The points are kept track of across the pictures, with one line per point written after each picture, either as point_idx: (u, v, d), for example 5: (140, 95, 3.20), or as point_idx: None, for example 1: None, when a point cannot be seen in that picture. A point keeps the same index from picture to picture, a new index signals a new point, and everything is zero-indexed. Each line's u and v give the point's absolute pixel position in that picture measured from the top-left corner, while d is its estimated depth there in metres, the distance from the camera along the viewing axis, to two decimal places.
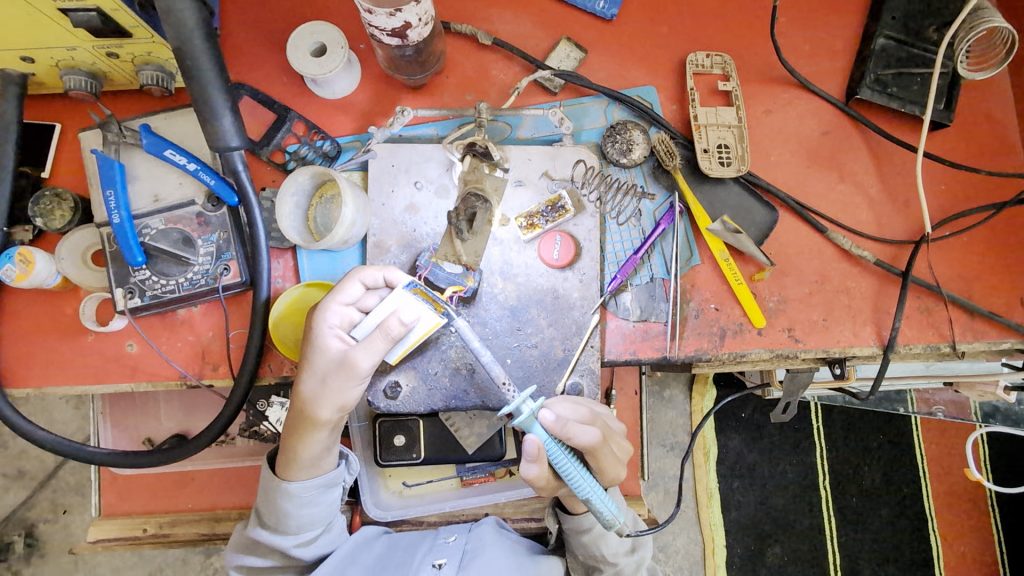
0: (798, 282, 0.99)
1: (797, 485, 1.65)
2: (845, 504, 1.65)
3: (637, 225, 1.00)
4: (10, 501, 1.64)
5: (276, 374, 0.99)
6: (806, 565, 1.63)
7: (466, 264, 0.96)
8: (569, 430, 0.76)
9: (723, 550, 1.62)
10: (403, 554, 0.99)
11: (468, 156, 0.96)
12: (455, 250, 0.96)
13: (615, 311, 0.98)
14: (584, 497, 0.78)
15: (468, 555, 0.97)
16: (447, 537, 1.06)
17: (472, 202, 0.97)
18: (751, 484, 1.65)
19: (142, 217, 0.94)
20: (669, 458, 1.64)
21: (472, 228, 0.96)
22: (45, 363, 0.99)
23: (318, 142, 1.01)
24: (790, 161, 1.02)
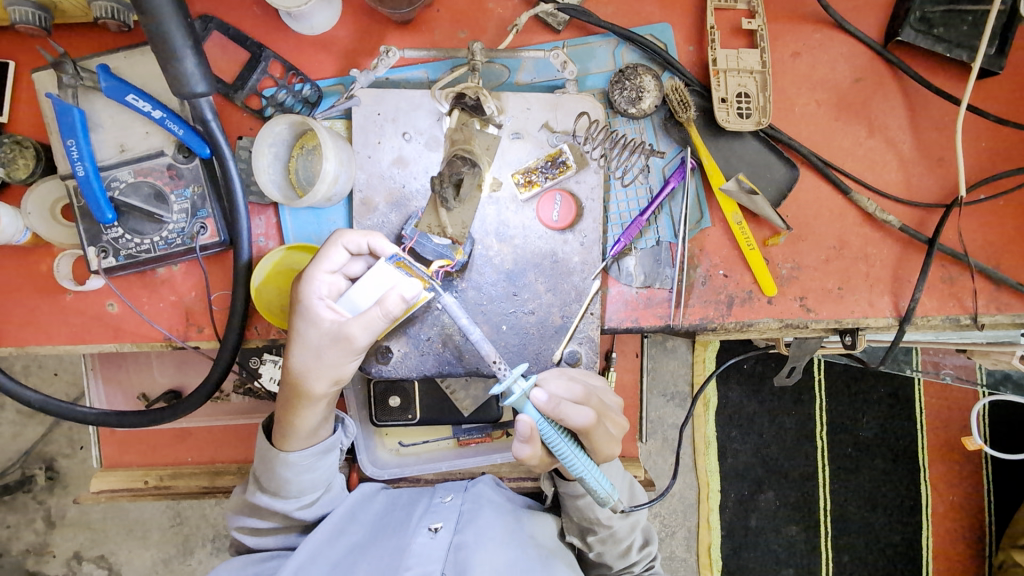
0: (815, 247, 0.92)
1: (794, 436, 1.65)
2: (841, 455, 1.65)
3: (644, 183, 0.92)
4: (28, 437, 1.68)
5: (263, 336, 0.96)
6: (797, 512, 1.66)
7: (452, 236, 0.89)
8: (563, 410, 0.73)
9: (717, 495, 1.65)
10: (398, 517, 0.95)
11: (456, 109, 0.88)
12: (440, 220, 0.89)
13: (617, 277, 0.92)
14: (579, 475, 0.76)
15: (464, 520, 0.93)
16: (443, 496, 1.01)
17: (459, 165, 0.89)
18: (749, 434, 1.65)
19: (109, 169, 0.87)
20: (669, 407, 1.64)
21: (458, 196, 0.89)
22: (24, 322, 0.95)
23: (297, 85, 0.92)
24: (817, 113, 0.93)
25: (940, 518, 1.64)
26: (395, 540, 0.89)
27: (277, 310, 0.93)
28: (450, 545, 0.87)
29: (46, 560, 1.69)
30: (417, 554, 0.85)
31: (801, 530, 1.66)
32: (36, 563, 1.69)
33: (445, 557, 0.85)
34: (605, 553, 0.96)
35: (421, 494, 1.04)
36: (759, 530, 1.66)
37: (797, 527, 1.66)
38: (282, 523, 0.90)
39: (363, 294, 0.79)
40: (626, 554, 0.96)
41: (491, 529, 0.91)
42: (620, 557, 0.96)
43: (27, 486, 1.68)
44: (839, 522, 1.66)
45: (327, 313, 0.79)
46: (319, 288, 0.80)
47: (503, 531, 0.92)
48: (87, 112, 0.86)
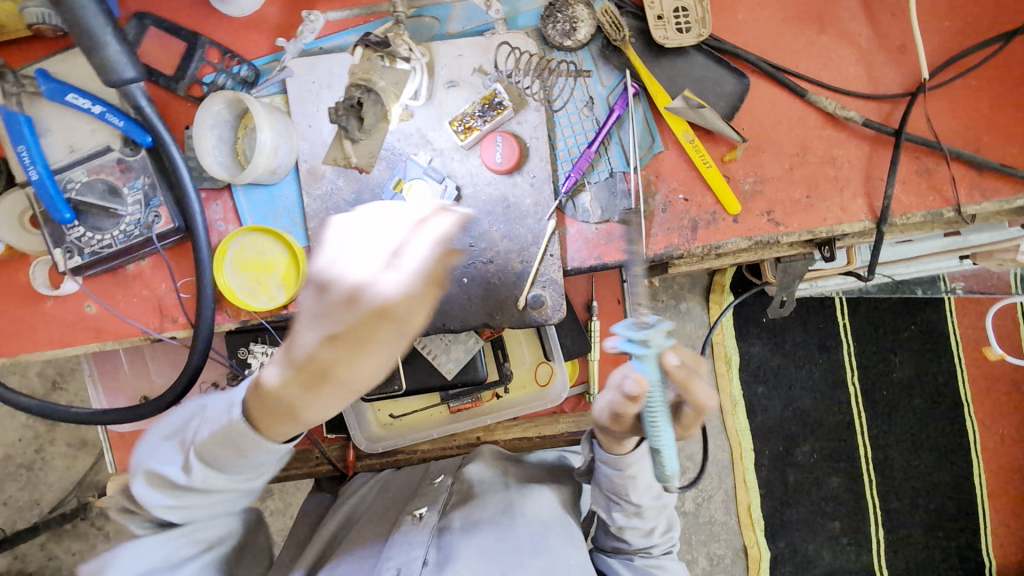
0: (777, 158, 0.88)
1: (825, 384, 1.58)
2: (875, 398, 1.58)
3: (589, 116, 0.89)
4: (79, 467, 1.73)
5: (234, 321, 0.96)
6: (835, 460, 1.59)
7: (357, 166, 0.90)
8: (696, 385, 0.70)
9: (751, 453, 1.58)
10: (392, 506, 1.02)
11: (360, 45, 0.87)
12: (345, 152, 0.90)
13: (574, 215, 0.90)
14: (656, 447, 0.68)
15: (454, 502, 0.97)
16: (436, 479, 1.04)
17: (353, 91, 0.88)
18: (776, 387, 1.58)
19: (63, 171, 0.89)
20: None
21: (363, 128, 0.89)
22: (12, 334, 0.98)
23: (234, 67, 0.94)
24: (763, 18, 0.88)
25: (991, 451, 1.58)
26: (382, 530, 0.95)
27: (242, 291, 0.93)
28: (434, 531, 0.92)
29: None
30: (398, 544, 0.90)
31: (843, 480, 1.59)
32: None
33: (428, 544, 0.90)
34: (628, 529, 0.92)
35: (421, 475, 1.09)
36: (799, 484, 1.59)
37: (839, 477, 1.59)
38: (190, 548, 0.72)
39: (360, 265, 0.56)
40: (650, 534, 0.93)
41: (481, 509, 0.95)
42: (643, 536, 0.93)
43: (84, 513, 1.74)
44: (885, 470, 1.59)
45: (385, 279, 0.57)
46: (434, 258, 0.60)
47: (492, 506, 0.95)
48: (35, 118, 0.89)
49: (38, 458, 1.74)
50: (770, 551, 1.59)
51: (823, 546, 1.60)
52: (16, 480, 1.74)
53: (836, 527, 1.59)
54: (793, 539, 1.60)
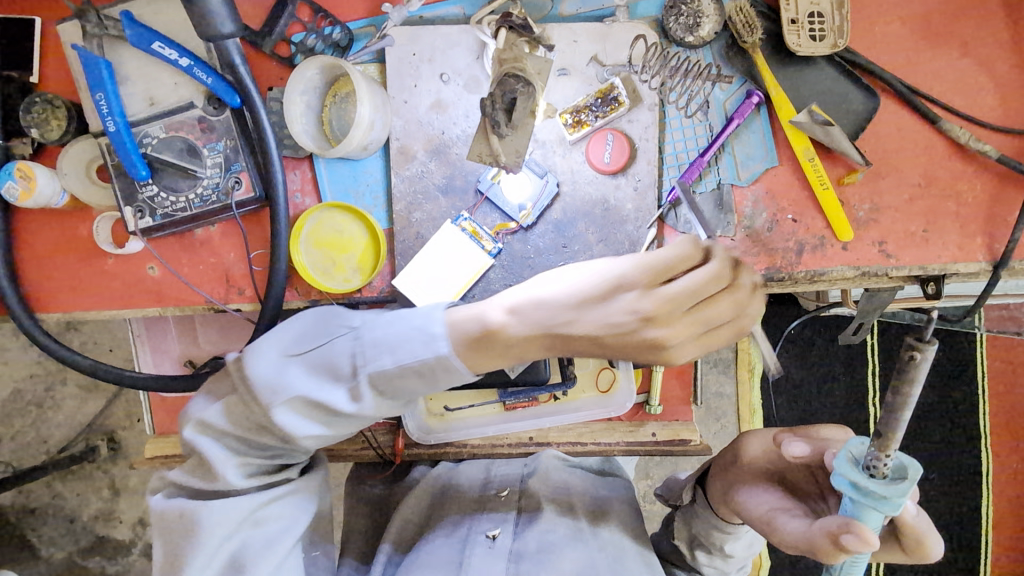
0: (897, 185, 0.83)
1: (847, 402, 1.56)
2: (899, 424, 1.55)
3: (702, 121, 0.84)
4: (89, 410, 1.69)
5: (303, 299, 0.92)
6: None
7: (505, 164, 0.84)
8: (922, 528, 0.61)
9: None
10: (456, 511, 1.02)
11: (501, 29, 0.81)
12: (493, 148, 0.84)
13: (675, 225, 0.85)
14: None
15: (524, 521, 1.00)
16: (499, 489, 1.06)
17: (510, 83, 0.82)
18: (796, 402, 1.57)
19: (141, 125, 0.84)
20: (712, 373, 1.57)
21: (511, 121, 0.83)
22: (71, 289, 0.94)
23: (326, 29, 0.88)
24: (902, 33, 0.82)
25: (1004, 486, 1.55)
26: (453, 545, 0.97)
27: (316, 268, 0.90)
28: (509, 552, 0.95)
29: (114, 525, 1.72)
30: (477, 567, 0.92)
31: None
32: (105, 528, 1.73)
33: (505, 568, 0.93)
34: (710, 568, 0.88)
35: (478, 477, 1.09)
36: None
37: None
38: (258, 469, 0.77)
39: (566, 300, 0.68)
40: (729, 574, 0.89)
41: (555, 531, 0.97)
42: (719, 574, 0.89)
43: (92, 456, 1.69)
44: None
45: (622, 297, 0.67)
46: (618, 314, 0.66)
47: (564, 528, 0.98)
48: (114, 63, 0.83)
49: (48, 398, 1.69)
50: (771, 559, 1.59)
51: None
52: (23, 417, 1.69)
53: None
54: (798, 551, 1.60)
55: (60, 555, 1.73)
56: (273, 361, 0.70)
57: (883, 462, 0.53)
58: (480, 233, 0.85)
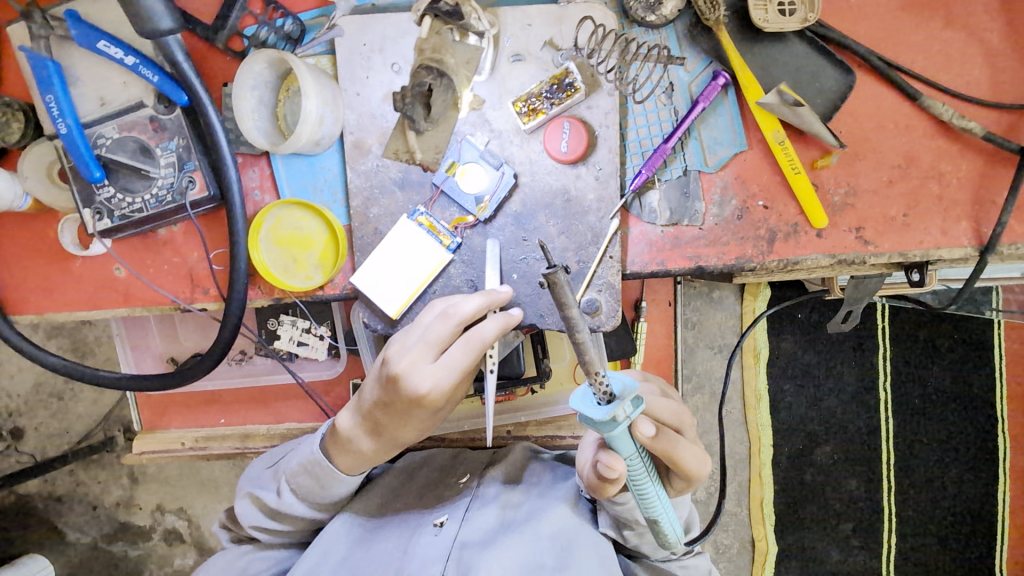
0: (875, 167, 0.78)
1: (857, 387, 1.50)
2: (907, 407, 1.49)
3: (666, 104, 0.80)
4: (107, 400, 1.65)
5: (267, 297, 0.91)
6: (856, 464, 1.51)
7: (421, 163, 0.82)
8: (669, 447, 0.71)
9: (770, 451, 1.51)
10: (416, 497, 0.99)
11: (428, 15, 0.77)
12: (409, 144, 0.82)
13: (639, 215, 0.82)
14: (651, 517, 0.72)
15: (474, 506, 0.95)
16: (462, 476, 1.01)
17: (422, 77, 0.79)
18: (805, 387, 1.49)
19: (94, 125, 0.83)
20: (716, 359, 1.47)
21: (430, 117, 0.80)
22: (40, 291, 0.95)
23: (278, 21, 0.86)
24: (879, 3, 0.77)
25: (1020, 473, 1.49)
26: (402, 532, 0.92)
27: (277, 267, 0.88)
28: (453, 541, 0.90)
29: (134, 512, 1.70)
30: (421, 554, 0.88)
31: (862, 484, 1.52)
32: (127, 514, 1.71)
33: (446, 555, 0.89)
34: (642, 545, 0.88)
35: (448, 462, 1.05)
36: (815, 484, 1.52)
37: (857, 481, 1.52)
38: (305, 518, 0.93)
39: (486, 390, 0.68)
40: (663, 549, 0.88)
41: (505, 519, 0.92)
42: (656, 551, 0.89)
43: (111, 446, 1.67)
44: (904, 479, 1.51)
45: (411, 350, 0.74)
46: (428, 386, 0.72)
47: (516, 515, 0.92)
48: (64, 64, 0.82)
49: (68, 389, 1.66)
50: (777, 545, 1.53)
51: (832, 547, 1.54)
52: (44, 410, 1.66)
53: (848, 529, 1.53)
54: (802, 538, 1.54)
55: (87, 539, 1.73)
56: (259, 467, 0.97)
57: (602, 388, 0.60)
58: (438, 227, 0.82)
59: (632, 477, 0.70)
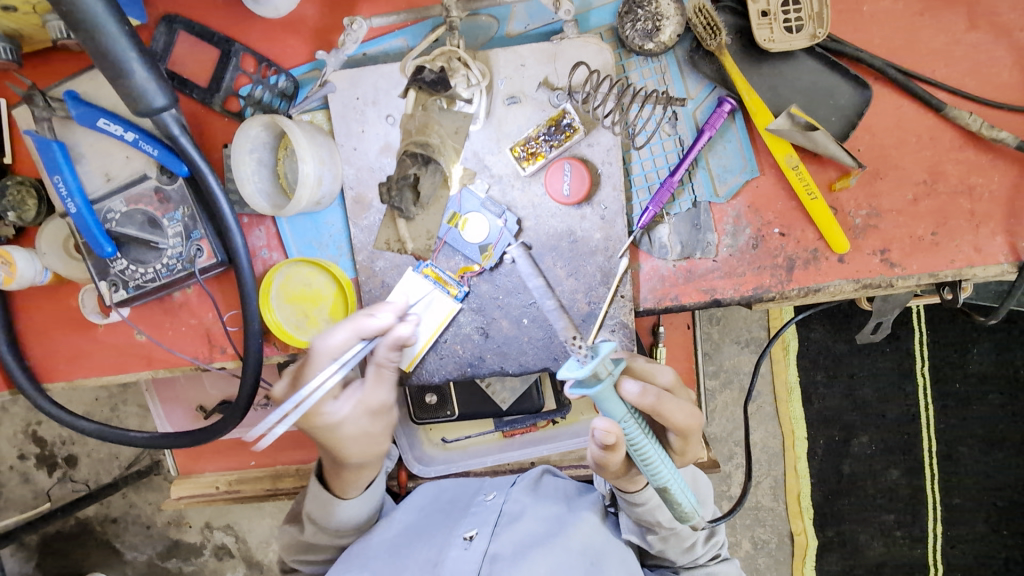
0: (899, 185, 0.74)
1: (893, 373, 1.38)
2: (948, 393, 1.37)
3: (671, 134, 0.77)
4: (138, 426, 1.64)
5: (282, 353, 0.91)
6: (895, 452, 1.40)
7: (413, 252, 0.81)
8: (663, 407, 0.64)
9: (805, 443, 1.42)
10: (441, 518, 0.93)
11: (411, 88, 0.73)
12: (399, 233, 0.81)
13: (650, 250, 0.79)
14: (664, 487, 0.66)
15: (504, 522, 0.90)
16: (487, 494, 0.97)
17: (407, 168, 0.75)
18: (837, 376, 1.39)
19: (102, 201, 0.84)
20: (744, 354, 1.42)
21: (420, 202, 0.78)
22: (70, 359, 0.97)
23: (272, 78, 0.86)
24: (894, 10, 0.72)
25: None
26: (430, 547, 0.86)
27: (290, 325, 0.88)
28: (485, 555, 0.85)
29: (184, 529, 1.69)
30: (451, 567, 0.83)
31: (903, 474, 1.40)
32: (178, 531, 1.69)
33: (479, 570, 0.83)
34: (668, 551, 0.83)
35: (470, 488, 1.01)
36: (854, 477, 1.41)
37: (898, 470, 1.40)
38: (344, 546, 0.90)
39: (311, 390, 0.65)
40: (691, 549, 0.85)
41: (533, 532, 0.88)
42: (685, 554, 0.85)
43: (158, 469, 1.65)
44: (949, 467, 1.39)
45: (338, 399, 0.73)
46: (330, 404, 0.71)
47: (544, 528, 0.88)
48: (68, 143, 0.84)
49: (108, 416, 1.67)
50: (818, 538, 1.43)
51: (874, 537, 1.42)
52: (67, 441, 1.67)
53: (889, 520, 1.42)
54: (843, 529, 1.43)
55: (143, 558, 1.72)
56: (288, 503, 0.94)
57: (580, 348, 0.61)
58: (445, 279, 0.81)
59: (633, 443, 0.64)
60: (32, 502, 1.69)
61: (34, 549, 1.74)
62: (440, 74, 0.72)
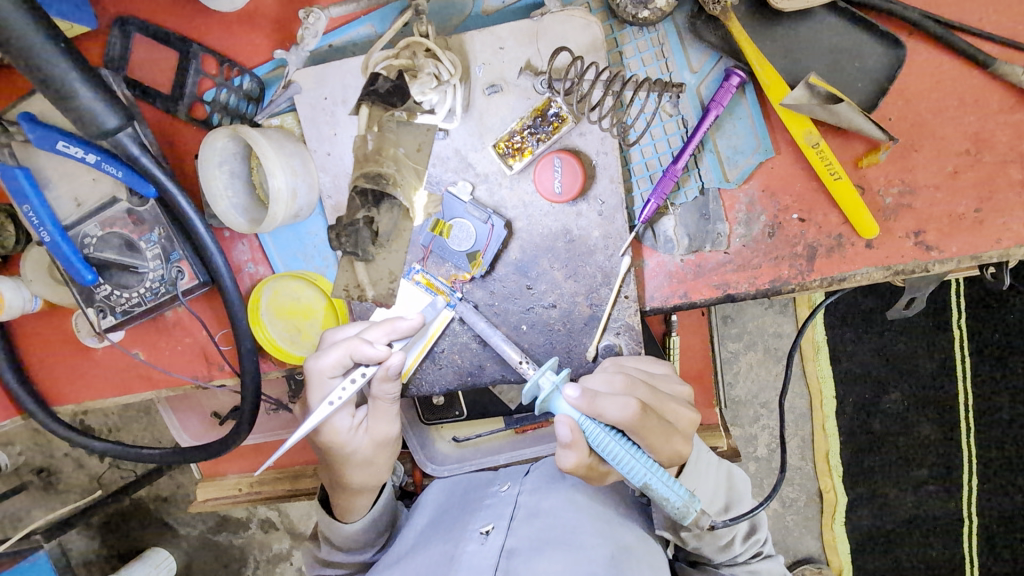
0: (936, 157, 0.66)
1: (927, 327, 1.28)
2: (986, 345, 1.26)
3: (672, 115, 0.70)
4: (157, 418, 1.53)
5: (280, 367, 0.88)
6: (928, 406, 1.31)
7: (374, 298, 0.73)
8: (596, 405, 0.58)
9: (833, 402, 1.33)
10: (457, 513, 0.83)
11: (365, 104, 0.65)
12: (358, 277, 0.72)
13: (654, 245, 0.72)
14: (640, 483, 0.60)
15: (522, 516, 0.78)
16: (500, 485, 0.87)
17: (356, 209, 0.70)
18: (867, 332, 1.30)
19: (76, 226, 0.81)
20: (769, 315, 1.31)
21: (378, 242, 0.71)
22: (72, 382, 0.95)
23: (235, 80, 0.79)
24: None
25: None
26: (444, 541, 0.77)
27: (285, 341, 0.83)
28: (501, 551, 0.73)
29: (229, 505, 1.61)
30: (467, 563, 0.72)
31: (937, 430, 1.31)
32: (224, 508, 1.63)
33: (495, 567, 0.71)
34: (703, 547, 0.74)
35: (485, 479, 0.91)
36: (886, 434, 1.33)
37: (932, 425, 1.31)
38: (365, 565, 0.84)
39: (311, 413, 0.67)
40: (729, 547, 0.74)
41: (558, 525, 0.76)
42: (722, 552, 0.74)
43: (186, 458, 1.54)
44: (985, 420, 1.29)
45: (345, 419, 0.73)
46: (344, 423, 0.72)
47: (568, 520, 0.76)
48: (33, 168, 0.81)
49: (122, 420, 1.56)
50: (847, 496, 1.35)
51: (906, 492, 1.34)
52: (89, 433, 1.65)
53: (924, 475, 1.33)
54: (875, 485, 1.35)
55: (196, 533, 1.65)
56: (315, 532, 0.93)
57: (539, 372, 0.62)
58: (437, 283, 0.73)
59: (591, 443, 0.61)
60: (89, 487, 1.60)
61: (98, 528, 1.66)
62: (398, 82, 0.65)
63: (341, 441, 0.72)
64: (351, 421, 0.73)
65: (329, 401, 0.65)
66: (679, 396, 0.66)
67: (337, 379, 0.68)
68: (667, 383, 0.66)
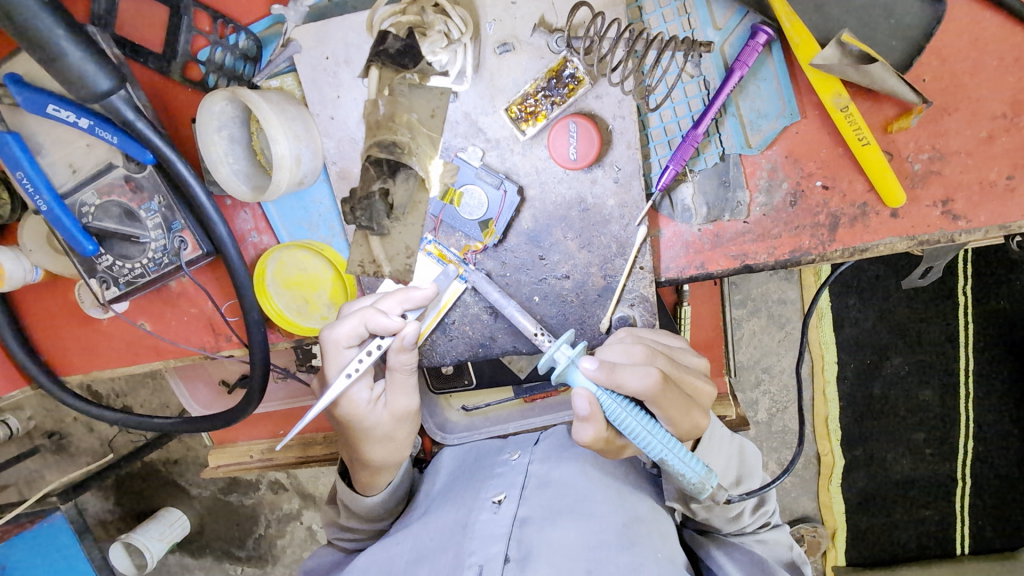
0: (971, 121, 0.63)
1: (931, 292, 1.27)
2: (990, 311, 1.26)
3: (694, 76, 0.67)
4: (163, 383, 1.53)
5: (288, 338, 0.87)
6: (930, 371, 1.30)
7: (392, 274, 0.71)
8: (616, 376, 0.58)
9: (835, 367, 1.33)
10: (467, 480, 0.84)
11: (374, 65, 0.63)
12: (374, 253, 0.71)
13: (671, 214, 0.70)
14: (657, 458, 0.60)
15: (534, 485, 0.79)
16: (511, 453, 0.87)
17: (372, 180, 0.66)
18: (872, 298, 1.29)
19: (73, 194, 0.78)
20: (773, 281, 1.29)
21: (394, 215, 0.68)
22: (79, 353, 0.95)
23: (231, 38, 0.75)
24: None
25: None
26: (456, 508, 0.77)
27: (292, 311, 0.82)
28: (514, 519, 0.74)
29: None
30: (482, 531, 0.72)
31: (937, 394, 1.31)
32: None
33: (509, 535, 0.72)
34: (711, 518, 0.74)
35: (495, 447, 0.91)
36: (886, 399, 1.33)
37: (932, 390, 1.31)
38: (379, 533, 0.86)
39: (328, 386, 0.66)
40: (739, 518, 0.74)
41: (569, 494, 0.76)
42: (731, 523, 0.74)
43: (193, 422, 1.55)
44: (984, 385, 1.29)
45: (362, 392, 0.72)
46: (363, 396, 0.72)
47: (579, 490, 0.76)
48: (23, 134, 0.77)
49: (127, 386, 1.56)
50: (844, 458, 1.37)
51: (902, 455, 1.36)
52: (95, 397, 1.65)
53: (920, 438, 1.34)
54: (871, 448, 1.36)
55: (207, 493, 1.68)
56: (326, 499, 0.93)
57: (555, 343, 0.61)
58: (450, 254, 0.71)
59: (608, 416, 0.60)
60: (100, 450, 1.62)
61: (112, 488, 1.69)
62: (407, 42, 0.62)
63: (360, 414, 0.72)
64: (370, 394, 0.73)
65: (347, 373, 0.65)
66: (695, 370, 0.65)
67: (353, 350, 0.67)
68: (685, 356, 0.65)
